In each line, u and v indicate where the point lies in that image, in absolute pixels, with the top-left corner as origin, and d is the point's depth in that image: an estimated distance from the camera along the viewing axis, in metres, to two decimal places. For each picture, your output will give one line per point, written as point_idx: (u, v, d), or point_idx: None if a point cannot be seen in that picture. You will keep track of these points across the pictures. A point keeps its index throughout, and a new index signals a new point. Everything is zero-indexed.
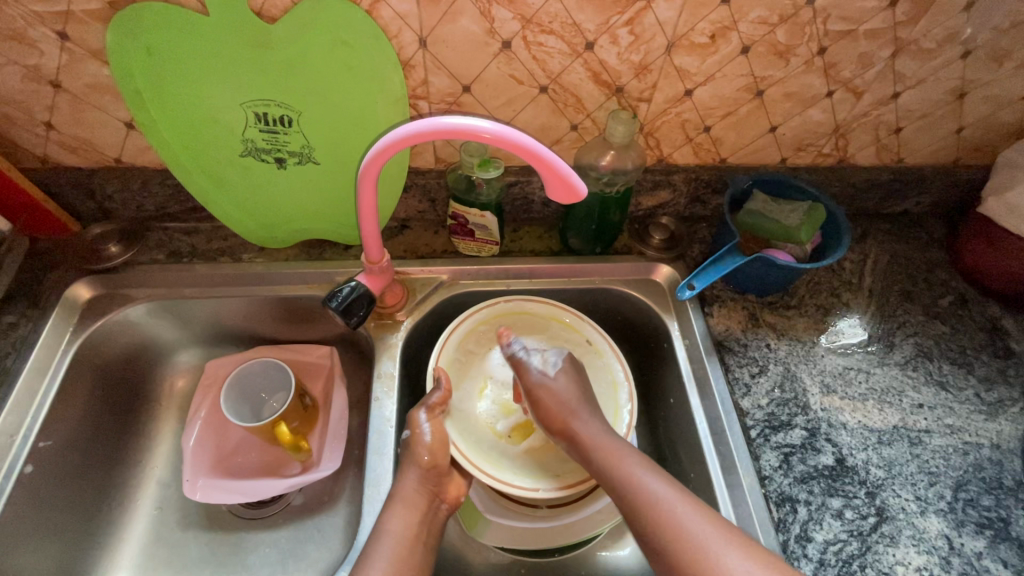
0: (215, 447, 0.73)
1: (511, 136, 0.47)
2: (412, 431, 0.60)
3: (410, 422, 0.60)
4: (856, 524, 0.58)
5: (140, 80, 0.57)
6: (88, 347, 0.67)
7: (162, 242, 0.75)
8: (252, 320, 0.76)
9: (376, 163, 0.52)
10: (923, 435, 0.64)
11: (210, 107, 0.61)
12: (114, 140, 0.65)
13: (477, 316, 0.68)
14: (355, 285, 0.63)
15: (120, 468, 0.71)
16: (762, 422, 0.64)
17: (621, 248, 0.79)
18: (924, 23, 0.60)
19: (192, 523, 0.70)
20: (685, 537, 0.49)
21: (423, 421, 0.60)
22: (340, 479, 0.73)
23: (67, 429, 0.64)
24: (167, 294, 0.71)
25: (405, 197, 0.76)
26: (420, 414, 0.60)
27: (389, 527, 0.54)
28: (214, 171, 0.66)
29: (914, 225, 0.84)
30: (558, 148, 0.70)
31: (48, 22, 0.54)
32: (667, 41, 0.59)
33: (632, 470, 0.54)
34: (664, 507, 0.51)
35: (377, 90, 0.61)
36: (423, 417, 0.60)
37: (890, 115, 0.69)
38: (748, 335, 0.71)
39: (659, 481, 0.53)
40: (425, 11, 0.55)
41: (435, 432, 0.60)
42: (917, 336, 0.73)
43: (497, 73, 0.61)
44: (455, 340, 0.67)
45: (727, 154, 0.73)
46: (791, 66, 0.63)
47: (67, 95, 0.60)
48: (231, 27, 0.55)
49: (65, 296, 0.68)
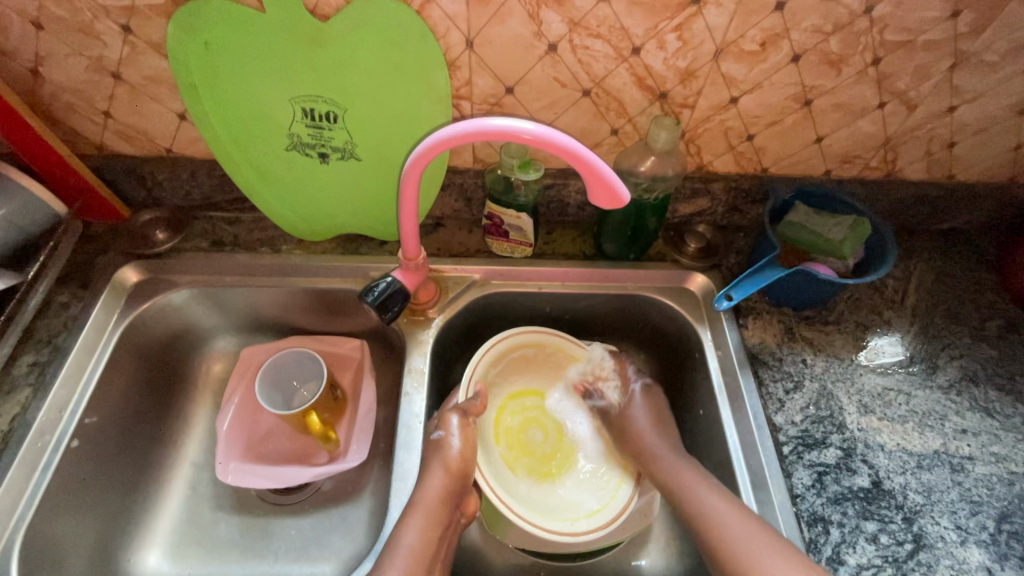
0: (248, 432, 0.75)
1: (556, 139, 0.47)
2: (444, 434, 0.62)
3: (442, 423, 0.63)
4: (891, 550, 0.56)
5: (196, 73, 0.59)
6: (133, 329, 0.70)
7: (207, 230, 0.77)
8: (287, 310, 0.77)
9: (419, 163, 0.52)
10: (966, 463, 0.62)
11: (260, 102, 0.62)
12: (167, 130, 0.68)
13: (505, 343, 0.70)
14: (391, 280, 0.64)
15: (158, 447, 0.73)
16: (796, 439, 0.63)
17: (655, 255, 0.78)
18: (986, 36, 0.58)
19: (222, 505, 0.72)
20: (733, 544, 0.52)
21: (457, 426, 0.62)
22: (366, 471, 0.74)
23: (111, 408, 0.67)
24: (209, 282, 0.73)
25: (441, 196, 0.76)
26: (453, 417, 0.63)
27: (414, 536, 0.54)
28: (259, 164, 0.68)
29: (963, 243, 0.81)
30: (597, 152, 0.69)
31: (113, 15, 0.56)
32: (716, 47, 0.58)
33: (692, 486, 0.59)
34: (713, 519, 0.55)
35: (422, 89, 0.61)
36: (456, 421, 0.63)
37: (944, 129, 0.67)
38: (784, 349, 0.70)
39: (717, 496, 0.56)
40: (474, 12, 0.56)
41: (463, 438, 0.62)
42: (962, 359, 0.70)
43: (541, 75, 0.61)
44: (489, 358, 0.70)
45: (770, 164, 0.71)
46: (843, 76, 0.61)
47: (125, 85, 0.63)
48: (285, 25, 0.56)
49: (114, 279, 0.71)
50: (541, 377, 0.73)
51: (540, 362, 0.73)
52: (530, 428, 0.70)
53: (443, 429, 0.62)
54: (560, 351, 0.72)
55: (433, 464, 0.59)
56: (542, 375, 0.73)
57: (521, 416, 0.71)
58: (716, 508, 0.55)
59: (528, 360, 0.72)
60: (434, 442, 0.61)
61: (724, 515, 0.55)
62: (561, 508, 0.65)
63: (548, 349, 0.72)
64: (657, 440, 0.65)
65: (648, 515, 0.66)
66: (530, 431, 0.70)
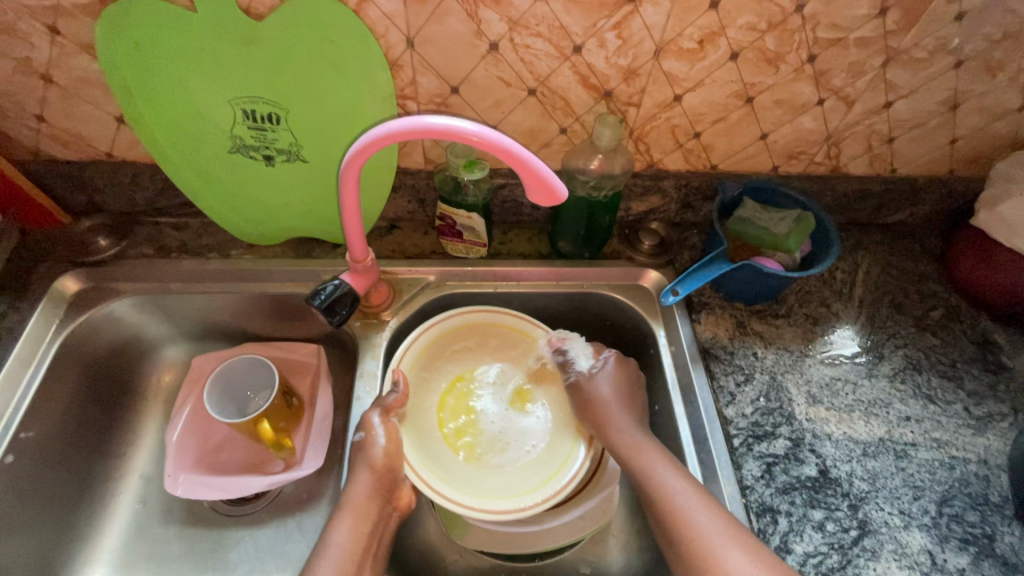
0: (199, 443, 0.73)
1: (493, 138, 0.47)
2: (367, 434, 0.59)
3: (364, 425, 0.60)
4: (837, 537, 0.57)
5: (128, 74, 0.58)
6: (73, 339, 0.67)
7: (153, 236, 0.75)
8: (239, 317, 0.76)
9: (357, 161, 0.52)
10: (909, 449, 0.63)
11: (198, 103, 0.61)
12: (105, 134, 0.66)
13: (437, 329, 0.69)
14: (339, 283, 0.63)
15: (103, 461, 0.71)
16: (746, 431, 0.63)
17: (610, 253, 0.78)
18: (914, 34, 0.60)
19: (173, 519, 0.70)
20: (693, 531, 0.52)
21: (378, 424, 0.60)
22: (323, 478, 0.73)
23: (52, 421, 0.65)
24: (154, 289, 0.71)
25: (394, 197, 0.76)
26: (375, 417, 0.60)
27: (358, 546, 0.53)
28: (202, 167, 0.66)
29: (908, 236, 0.83)
30: (547, 151, 0.70)
31: (39, 16, 0.55)
32: (655, 45, 0.59)
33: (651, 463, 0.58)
34: (673, 502, 0.54)
35: (364, 90, 0.61)
36: (377, 420, 0.60)
37: (882, 124, 0.69)
38: (735, 343, 0.71)
39: (673, 474, 0.56)
40: (411, 11, 0.55)
41: (390, 435, 0.59)
42: (907, 348, 0.72)
43: (484, 75, 0.61)
44: (421, 344, 0.68)
45: (718, 160, 0.72)
46: (781, 74, 0.63)
47: (57, 88, 0.61)
48: (218, 24, 0.55)
49: (52, 289, 0.69)
50: (490, 358, 0.70)
51: (475, 347, 0.70)
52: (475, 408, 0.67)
53: (365, 429, 0.60)
54: (492, 333, 0.71)
55: (362, 465, 0.58)
56: (490, 356, 0.70)
57: (470, 396, 0.68)
58: (671, 487, 0.55)
59: (463, 345, 0.70)
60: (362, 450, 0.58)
61: (680, 495, 0.54)
62: (490, 486, 0.61)
63: (490, 338, 0.71)
64: (623, 414, 0.63)
65: (609, 512, 0.64)
66: (461, 405, 0.67)
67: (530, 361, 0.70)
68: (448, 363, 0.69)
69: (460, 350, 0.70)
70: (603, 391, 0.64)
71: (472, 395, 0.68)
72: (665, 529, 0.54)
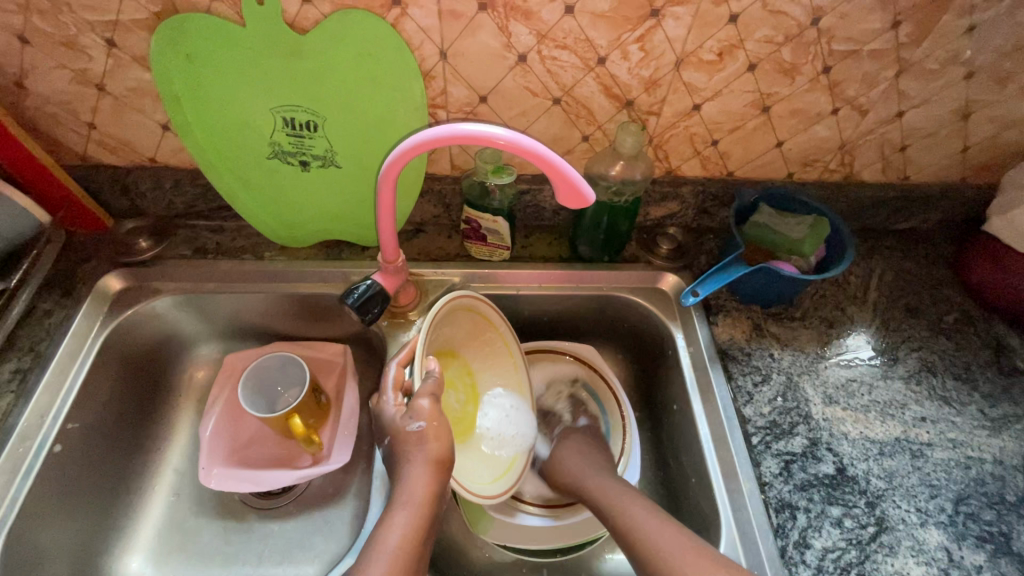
0: (231, 437, 0.76)
1: (525, 143, 0.49)
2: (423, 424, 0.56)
3: (416, 412, 0.57)
4: (855, 533, 0.59)
5: (179, 84, 0.61)
6: (115, 335, 0.70)
7: (190, 238, 0.78)
8: (270, 316, 0.79)
9: (394, 167, 0.55)
10: (925, 449, 0.65)
11: (241, 112, 0.64)
12: (151, 141, 0.69)
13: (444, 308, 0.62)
14: (371, 283, 0.66)
15: (140, 454, 0.73)
16: (764, 429, 0.65)
17: (629, 257, 0.81)
18: (926, 45, 0.62)
19: (205, 511, 0.72)
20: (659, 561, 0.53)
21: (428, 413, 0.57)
22: (349, 474, 0.75)
23: (96, 414, 0.68)
24: (192, 289, 0.74)
25: (420, 202, 0.79)
26: (423, 401, 0.57)
27: None
28: (242, 172, 0.69)
29: (921, 242, 0.85)
30: (569, 158, 0.73)
31: (98, 30, 0.59)
32: (676, 57, 0.62)
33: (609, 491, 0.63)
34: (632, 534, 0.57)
35: (399, 100, 0.64)
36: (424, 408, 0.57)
37: (895, 133, 0.71)
38: (752, 344, 0.73)
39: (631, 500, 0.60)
40: (446, 26, 0.59)
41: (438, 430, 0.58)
42: (921, 351, 0.73)
43: (512, 85, 0.64)
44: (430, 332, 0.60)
45: (734, 167, 0.75)
46: (797, 84, 0.65)
47: (110, 97, 0.65)
48: (265, 37, 0.59)
49: (97, 288, 0.72)
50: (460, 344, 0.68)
51: (457, 326, 0.67)
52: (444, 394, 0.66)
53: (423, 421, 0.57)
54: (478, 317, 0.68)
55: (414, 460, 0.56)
56: (461, 341, 0.68)
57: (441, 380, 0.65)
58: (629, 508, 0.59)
59: (450, 322, 0.65)
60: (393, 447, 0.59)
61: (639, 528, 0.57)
62: (470, 471, 0.64)
63: (472, 321, 0.68)
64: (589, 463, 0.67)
65: None
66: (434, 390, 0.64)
67: (494, 353, 0.71)
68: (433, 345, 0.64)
69: (445, 326, 0.65)
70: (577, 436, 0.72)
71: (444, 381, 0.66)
72: (634, 548, 0.56)
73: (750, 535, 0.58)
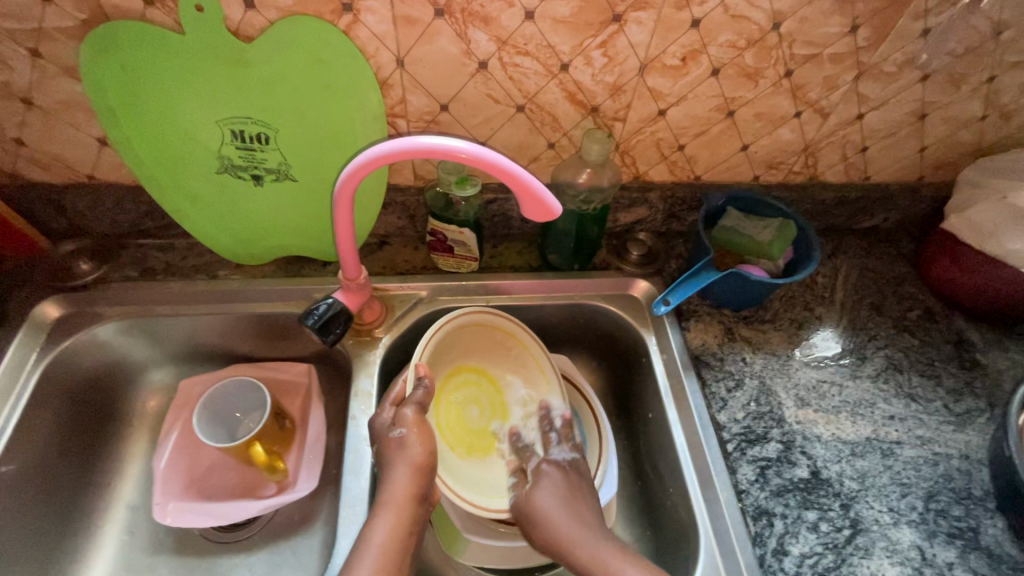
0: (188, 468, 0.71)
1: (488, 157, 0.47)
2: (405, 432, 0.57)
3: (400, 420, 0.58)
4: (831, 537, 0.59)
5: (114, 96, 0.57)
6: (54, 367, 0.65)
7: (137, 259, 0.74)
8: (227, 338, 0.74)
9: (350, 183, 0.52)
10: (895, 447, 0.65)
11: (185, 125, 0.60)
12: (87, 157, 0.65)
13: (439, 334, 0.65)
14: (332, 302, 0.63)
15: (87, 491, 0.68)
16: (739, 435, 0.65)
17: (599, 264, 0.80)
18: (884, 49, 0.63)
19: (162, 549, 0.68)
20: None
21: (413, 421, 0.58)
22: (317, 500, 0.72)
23: (33, 453, 0.63)
24: (139, 313, 0.70)
25: (383, 214, 0.76)
26: (410, 413, 0.58)
27: None
28: (189, 188, 0.65)
29: (884, 240, 0.86)
30: (536, 165, 0.71)
31: (20, 39, 0.54)
32: (640, 63, 0.61)
33: (610, 565, 0.52)
34: None
35: (355, 109, 0.61)
36: (411, 415, 0.58)
37: (855, 134, 0.72)
38: (724, 349, 0.72)
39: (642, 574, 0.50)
40: (401, 32, 0.56)
41: (423, 439, 0.57)
42: (887, 349, 0.74)
43: (474, 93, 0.62)
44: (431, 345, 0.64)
45: (701, 171, 0.74)
46: (760, 88, 0.65)
47: (38, 112, 0.60)
48: (207, 46, 0.55)
49: (33, 315, 0.67)
50: (476, 357, 0.70)
51: (477, 340, 0.69)
52: (462, 413, 0.67)
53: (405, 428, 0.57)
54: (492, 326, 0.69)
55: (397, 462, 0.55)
56: (477, 355, 0.70)
57: (457, 398, 0.68)
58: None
59: (461, 339, 0.68)
60: (394, 440, 0.57)
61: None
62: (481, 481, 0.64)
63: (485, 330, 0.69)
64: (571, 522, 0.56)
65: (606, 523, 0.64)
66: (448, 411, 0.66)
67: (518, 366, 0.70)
68: (444, 360, 0.67)
69: (456, 345, 0.68)
70: (551, 505, 0.58)
71: (469, 394, 0.69)
72: None
73: (729, 545, 0.58)
